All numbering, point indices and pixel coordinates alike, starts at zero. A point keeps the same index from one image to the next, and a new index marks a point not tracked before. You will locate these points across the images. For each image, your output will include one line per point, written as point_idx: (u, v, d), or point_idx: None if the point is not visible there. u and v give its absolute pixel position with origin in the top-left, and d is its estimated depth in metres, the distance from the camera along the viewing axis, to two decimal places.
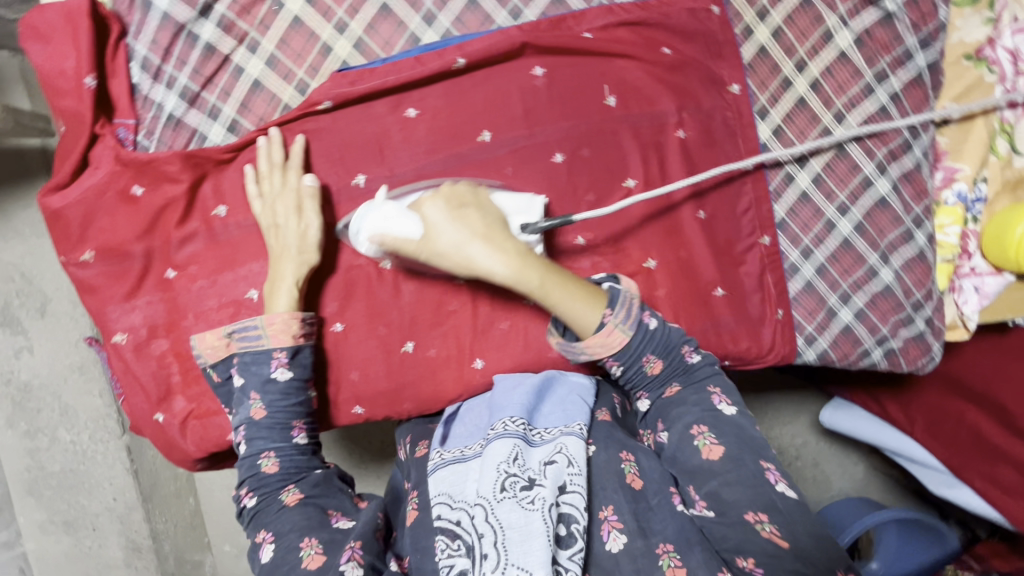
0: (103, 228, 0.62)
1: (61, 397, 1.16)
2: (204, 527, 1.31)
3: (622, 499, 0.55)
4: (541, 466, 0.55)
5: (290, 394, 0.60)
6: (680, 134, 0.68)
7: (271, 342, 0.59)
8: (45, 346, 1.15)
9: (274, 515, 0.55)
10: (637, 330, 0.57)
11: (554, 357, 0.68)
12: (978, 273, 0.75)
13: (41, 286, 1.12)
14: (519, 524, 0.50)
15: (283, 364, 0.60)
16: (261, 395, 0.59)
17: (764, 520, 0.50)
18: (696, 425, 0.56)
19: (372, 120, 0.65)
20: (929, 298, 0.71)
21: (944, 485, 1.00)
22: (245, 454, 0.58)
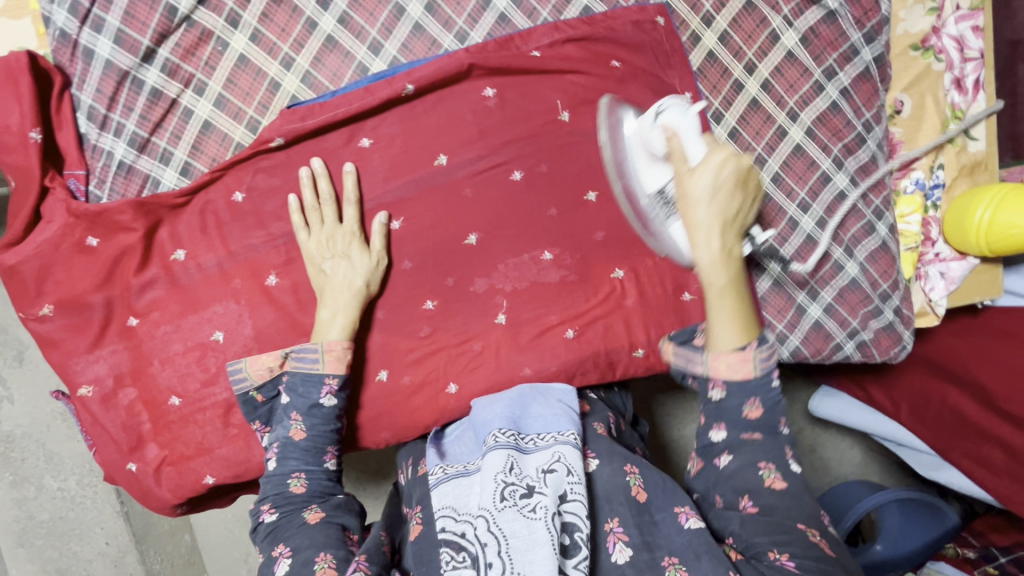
0: (60, 280, 0.61)
1: (45, 445, 1.15)
2: (202, 563, 1.29)
3: (627, 511, 0.54)
4: (539, 473, 0.53)
5: (333, 420, 0.58)
6: None
7: (325, 368, 0.59)
8: (24, 395, 1.13)
9: (295, 530, 0.52)
10: (763, 379, 0.52)
11: (528, 375, 0.68)
12: (943, 258, 0.75)
13: (17, 334, 1.11)
14: (522, 533, 0.47)
15: (332, 391, 0.58)
16: (304, 417, 0.57)
17: (815, 530, 0.50)
18: (766, 461, 0.53)
19: (327, 152, 0.64)
20: (895, 288, 0.72)
21: (932, 467, 1.02)
22: (271, 472, 0.56)
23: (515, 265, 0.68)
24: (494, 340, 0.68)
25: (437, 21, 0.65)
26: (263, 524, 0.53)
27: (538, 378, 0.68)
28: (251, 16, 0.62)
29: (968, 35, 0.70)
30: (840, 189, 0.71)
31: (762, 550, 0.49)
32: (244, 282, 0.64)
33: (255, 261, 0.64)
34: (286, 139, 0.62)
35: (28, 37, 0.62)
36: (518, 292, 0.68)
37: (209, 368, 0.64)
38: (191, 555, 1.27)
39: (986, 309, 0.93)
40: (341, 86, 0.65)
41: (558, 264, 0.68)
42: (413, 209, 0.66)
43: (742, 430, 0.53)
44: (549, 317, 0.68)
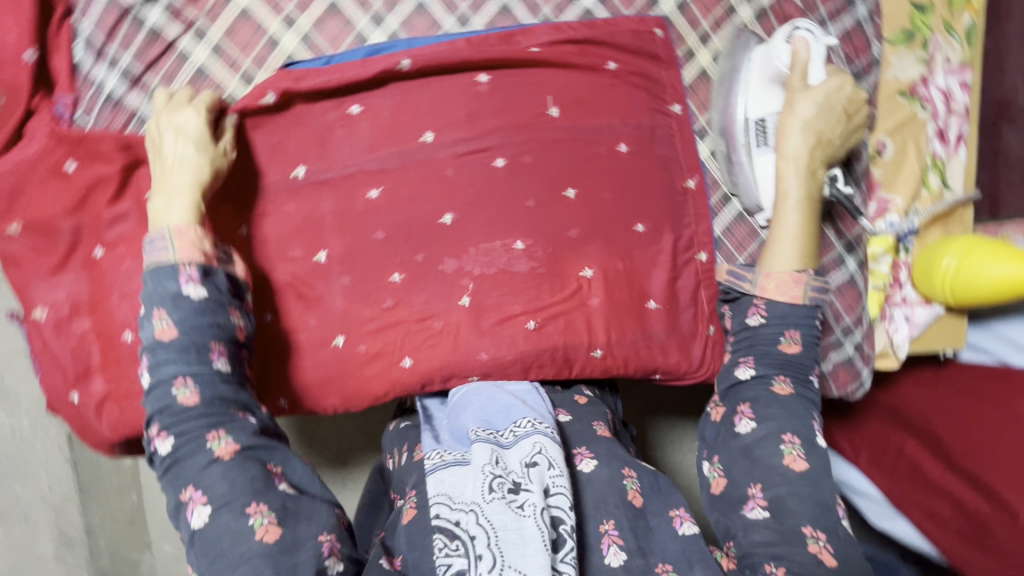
0: (32, 201, 0.62)
1: (3, 381, 1.14)
2: (144, 526, 1.24)
3: (622, 515, 0.58)
4: (524, 468, 0.56)
5: (202, 313, 0.54)
6: (621, 148, 0.70)
7: (179, 255, 0.55)
8: None
9: (203, 467, 0.50)
10: (809, 307, 0.59)
11: (483, 360, 0.68)
12: (909, 302, 0.76)
13: None
14: (512, 527, 0.51)
15: (195, 280, 0.55)
16: (169, 312, 0.53)
17: (821, 537, 0.48)
18: (789, 433, 0.52)
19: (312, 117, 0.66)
20: (858, 323, 0.73)
21: (884, 516, 1.01)
22: (151, 403, 0.53)
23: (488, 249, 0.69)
24: (455, 320, 0.68)
25: (441, 3, 0.67)
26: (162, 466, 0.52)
27: (493, 364, 0.68)
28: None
29: (952, 90, 0.74)
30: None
31: (758, 562, 0.49)
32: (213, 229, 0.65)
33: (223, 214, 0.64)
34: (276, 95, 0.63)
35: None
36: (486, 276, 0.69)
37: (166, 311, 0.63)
38: (134, 515, 1.23)
39: (951, 362, 0.94)
40: (339, 52, 0.66)
41: (529, 254, 0.69)
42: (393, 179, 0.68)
43: (772, 389, 0.56)
44: (513, 305, 0.69)
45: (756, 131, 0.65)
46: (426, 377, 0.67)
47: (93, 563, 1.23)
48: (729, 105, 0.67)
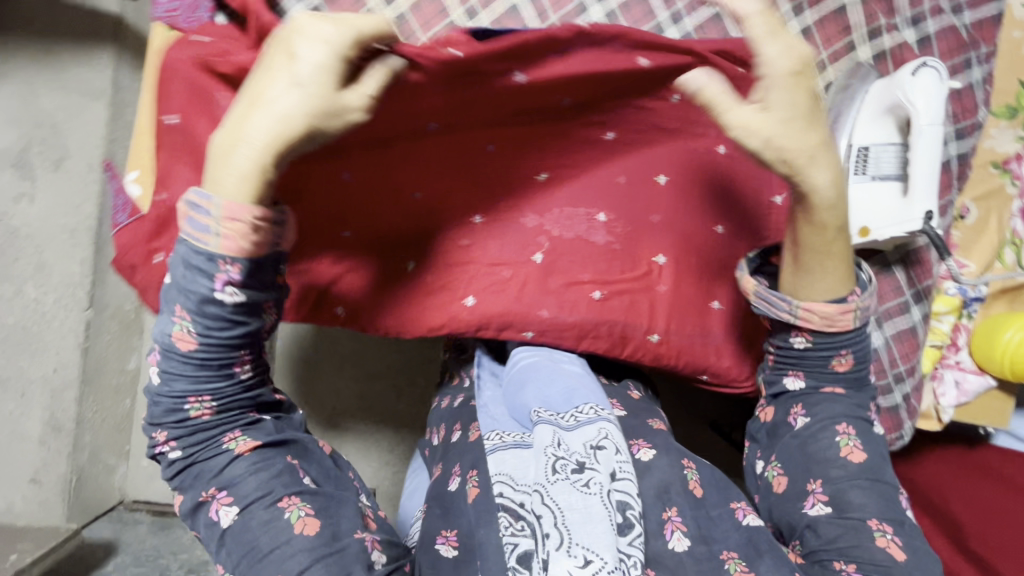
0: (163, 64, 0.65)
1: (41, 253, 1.21)
2: (129, 435, 1.30)
3: (684, 503, 0.59)
4: (589, 449, 0.57)
5: (230, 321, 0.52)
6: (719, 150, 0.71)
7: (220, 245, 0.49)
8: (46, 197, 1.22)
9: (224, 465, 0.54)
10: (859, 327, 0.61)
11: (542, 317, 0.68)
12: (962, 367, 0.76)
13: (66, 141, 1.21)
14: (579, 506, 0.52)
15: (233, 282, 0.50)
16: (195, 317, 0.51)
17: (886, 529, 0.55)
18: (845, 425, 0.60)
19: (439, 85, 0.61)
20: (911, 373, 0.73)
21: None
22: (164, 410, 0.54)
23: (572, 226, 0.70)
24: (524, 273, 0.69)
25: None
26: (177, 471, 0.55)
27: (552, 324, 0.68)
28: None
29: None
30: (886, 261, 0.72)
31: (827, 560, 0.55)
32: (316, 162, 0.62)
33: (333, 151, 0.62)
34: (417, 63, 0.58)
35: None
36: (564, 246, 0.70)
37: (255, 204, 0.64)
38: (122, 421, 1.28)
39: (983, 443, 0.94)
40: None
41: (609, 229, 0.70)
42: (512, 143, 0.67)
43: (824, 389, 0.62)
44: (582, 273, 0.69)
45: (858, 158, 0.67)
46: (484, 320, 0.68)
47: (72, 458, 1.20)
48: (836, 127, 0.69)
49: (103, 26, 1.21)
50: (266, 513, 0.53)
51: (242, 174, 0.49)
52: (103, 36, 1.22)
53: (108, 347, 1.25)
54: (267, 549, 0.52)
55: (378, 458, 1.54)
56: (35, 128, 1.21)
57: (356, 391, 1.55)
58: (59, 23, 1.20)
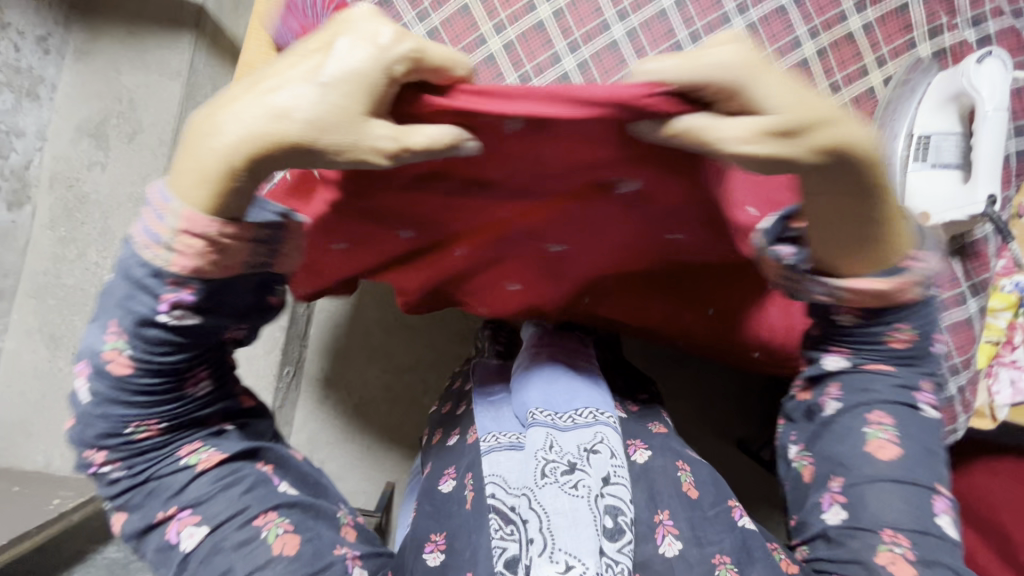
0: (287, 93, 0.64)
1: (105, 219, 1.28)
2: None
3: (677, 506, 0.66)
4: (582, 452, 0.62)
5: (175, 342, 0.48)
6: None
7: (172, 244, 0.44)
8: (114, 167, 1.28)
9: (178, 486, 0.52)
10: (918, 300, 0.54)
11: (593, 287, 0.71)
12: (1018, 366, 0.76)
13: (140, 115, 1.28)
14: (565, 509, 0.56)
15: (183, 302, 0.46)
16: (130, 338, 0.47)
17: (900, 543, 0.54)
18: (879, 414, 0.57)
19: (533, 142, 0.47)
20: (966, 366, 0.72)
21: None
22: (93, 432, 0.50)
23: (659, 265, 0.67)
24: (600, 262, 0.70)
25: None
26: (121, 496, 0.52)
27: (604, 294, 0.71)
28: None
29: None
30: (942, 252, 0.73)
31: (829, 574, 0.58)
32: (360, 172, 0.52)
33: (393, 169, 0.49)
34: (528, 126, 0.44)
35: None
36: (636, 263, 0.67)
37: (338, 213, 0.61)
38: None
39: None
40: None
41: None
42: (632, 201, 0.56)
43: (871, 371, 0.58)
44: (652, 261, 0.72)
45: (918, 146, 0.71)
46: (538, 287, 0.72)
47: None
48: (895, 117, 0.72)
49: (187, 11, 1.29)
50: (240, 531, 0.53)
51: (209, 174, 0.42)
52: (185, 21, 1.29)
53: None
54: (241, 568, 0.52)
55: (396, 449, 1.54)
56: (113, 102, 1.28)
57: (384, 383, 1.55)
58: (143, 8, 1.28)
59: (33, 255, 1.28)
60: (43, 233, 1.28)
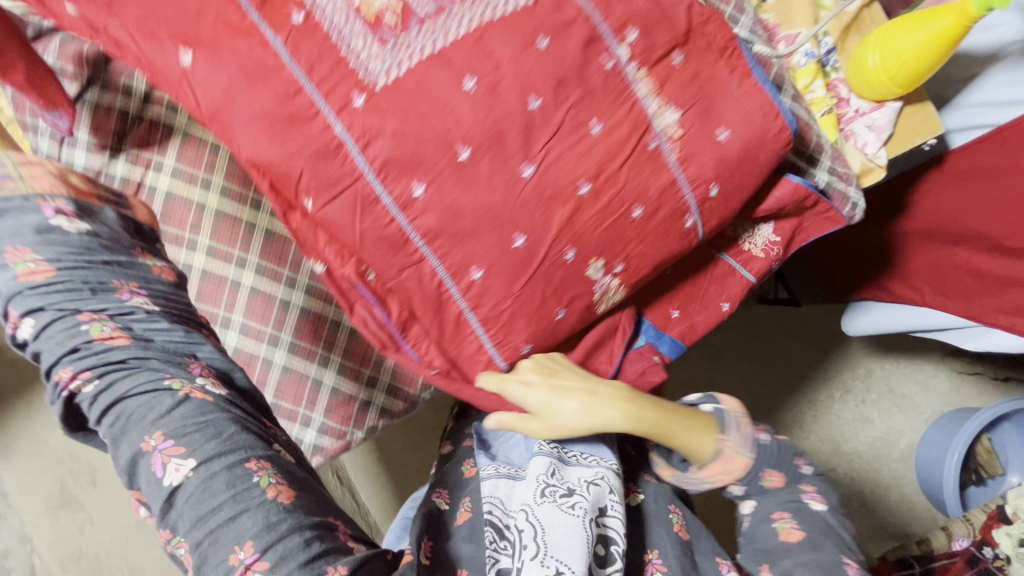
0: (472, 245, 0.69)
1: (127, 557, 1.38)
2: None
3: (667, 550, 0.76)
4: (583, 482, 0.74)
5: (87, 250, 0.58)
6: (568, 254, 0.72)
7: (26, 181, 0.58)
8: (102, 515, 1.40)
9: (125, 375, 0.57)
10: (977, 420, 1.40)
11: (426, 140, 0.63)
12: (864, 112, 0.88)
13: (88, 459, 1.41)
14: (559, 523, 0.67)
15: (67, 215, 0.58)
16: (38, 244, 0.56)
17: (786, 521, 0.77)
18: (779, 513, 0.78)
19: (431, 175, 0.65)
20: (822, 151, 0.85)
21: (973, 338, 0.99)
22: (90, 282, 0.58)
23: (508, 268, 0.71)
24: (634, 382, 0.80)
25: None
26: (100, 354, 0.56)
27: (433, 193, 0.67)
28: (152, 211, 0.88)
29: None
30: None
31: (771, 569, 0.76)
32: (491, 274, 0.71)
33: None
34: (534, 164, 0.67)
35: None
36: (503, 296, 0.73)
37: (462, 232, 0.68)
38: None
39: (950, 154, 0.95)
40: None
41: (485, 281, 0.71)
42: (591, 259, 0.74)
43: (767, 483, 0.80)
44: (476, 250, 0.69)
45: None
46: None
47: None
48: None
49: None
50: (223, 475, 0.54)
51: None
52: None
53: None
54: (210, 506, 0.53)
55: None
56: (58, 465, 1.40)
57: None
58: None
59: None
60: None
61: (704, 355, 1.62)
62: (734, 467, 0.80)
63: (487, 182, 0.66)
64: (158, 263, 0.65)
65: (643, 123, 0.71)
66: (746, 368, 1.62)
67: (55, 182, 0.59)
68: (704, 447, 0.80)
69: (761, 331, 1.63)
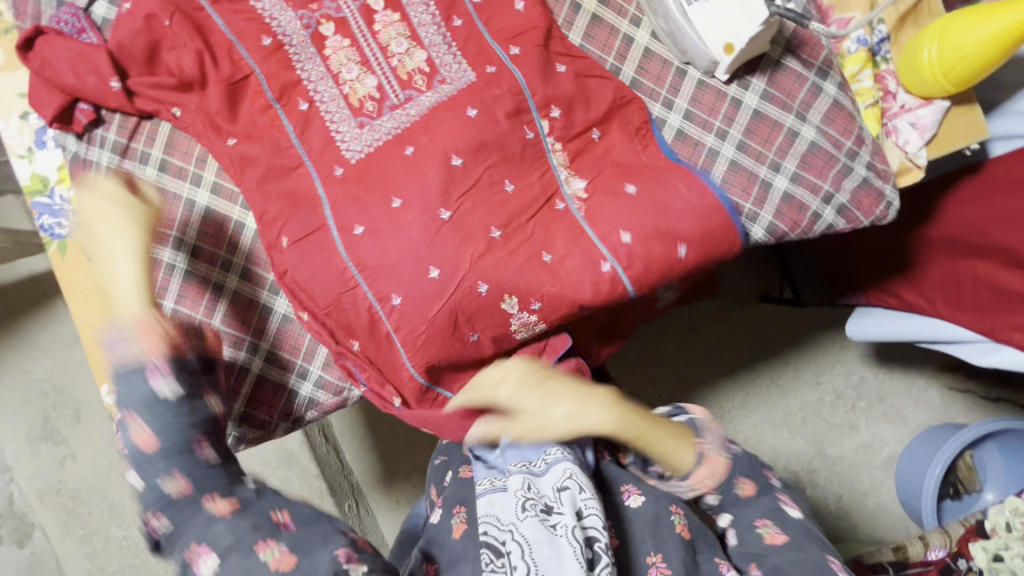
0: (399, 271, 0.84)
1: (107, 495, 1.38)
2: None
3: (671, 551, 0.71)
4: (556, 491, 0.72)
5: (178, 412, 0.61)
6: (482, 289, 0.84)
7: (136, 341, 0.64)
8: (83, 450, 1.38)
9: (188, 516, 0.59)
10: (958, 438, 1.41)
11: (386, 192, 0.84)
12: (910, 108, 0.91)
13: (72, 394, 1.38)
14: (545, 540, 0.66)
15: (165, 376, 0.62)
16: (139, 412, 0.60)
17: (768, 525, 0.76)
18: (762, 519, 0.77)
19: (371, 221, 0.84)
20: (862, 145, 0.88)
21: (984, 353, 0.98)
22: (178, 443, 0.60)
23: (426, 297, 0.84)
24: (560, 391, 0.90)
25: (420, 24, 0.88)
26: (171, 512, 0.59)
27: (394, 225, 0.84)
28: (150, 175, 0.90)
29: None
30: (774, 61, 0.89)
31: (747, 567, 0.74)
32: (421, 293, 0.84)
33: (385, 87, 0.86)
34: (451, 210, 0.84)
35: (24, 104, 0.96)
36: (421, 317, 0.85)
37: (388, 259, 0.84)
38: None
39: (987, 163, 0.96)
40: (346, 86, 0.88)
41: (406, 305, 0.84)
42: (506, 294, 0.85)
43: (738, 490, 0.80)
44: (414, 270, 0.84)
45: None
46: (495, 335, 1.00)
47: None
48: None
49: (47, 285, 1.39)
50: (236, 558, 0.56)
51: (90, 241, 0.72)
52: (50, 295, 1.38)
53: None
54: None
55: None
56: (42, 398, 1.38)
57: None
58: (27, 299, 1.38)
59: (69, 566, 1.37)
60: (65, 542, 1.37)
61: (698, 346, 1.61)
62: (716, 467, 0.79)
63: (413, 231, 0.83)
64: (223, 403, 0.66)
65: (553, 188, 0.89)
66: (738, 362, 1.61)
67: (160, 335, 0.64)
68: (682, 455, 0.79)
69: (759, 329, 1.62)
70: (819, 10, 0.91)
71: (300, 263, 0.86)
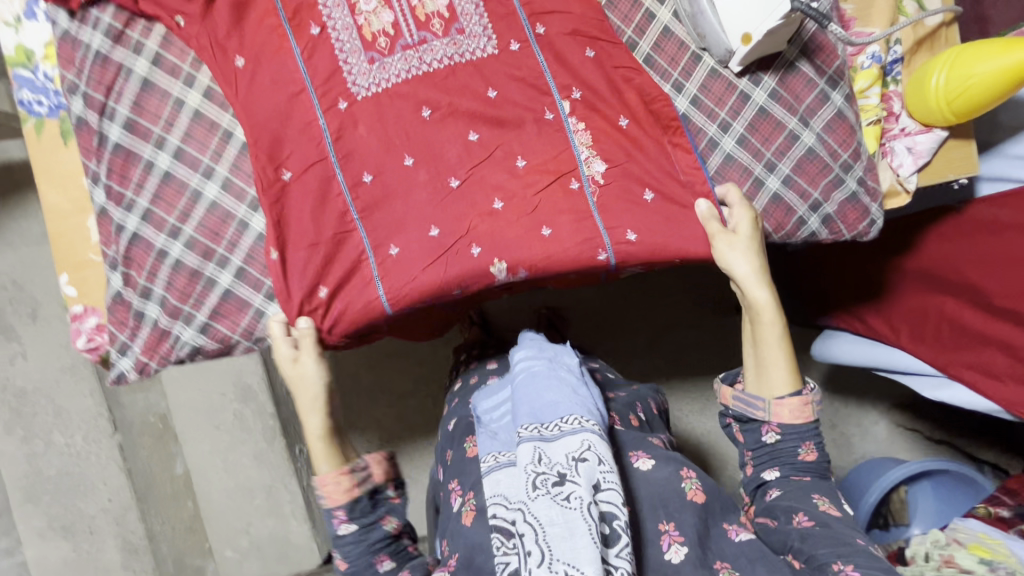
0: (394, 215, 0.89)
1: (54, 400, 1.36)
2: (203, 533, 1.46)
3: (678, 523, 0.78)
4: (572, 460, 0.76)
5: (359, 542, 0.85)
6: (475, 249, 0.88)
7: (331, 497, 0.85)
8: (36, 351, 1.35)
9: None
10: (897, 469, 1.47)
11: (393, 138, 0.88)
12: (909, 133, 0.93)
13: (32, 291, 1.35)
14: (560, 520, 0.70)
15: (345, 517, 0.85)
16: (339, 550, 0.85)
17: (824, 499, 0.80)
18: (818, 493, 0.81)
19: (377, 168, 0.89)
20: (857, 158, 0.90)
21: (934, 388, 1.01)
22: (367, 562, 0.85)
23: (418, 248, 0.88)
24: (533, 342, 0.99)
25: None
26: None
27: (401, 170, 0.88)
28: (141, 68, 0.88)
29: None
30: (788, 61, 0.89)
31: (787, 521, 0.79)
32: (415, 242, 0.88)
33: (402, 26, 0.87)
34: (460, 179, 0.89)
35: None
36: (416, 269, 0.88)
37: (392, 203, 0.89)
38: (193, 522, 1.45)
39: (970, 204, 1.00)
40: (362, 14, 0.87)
41: (403, 252, 0.89)
42: (495, 258, 0.88)
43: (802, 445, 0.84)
44: (411, 225, 0.89)
45: None
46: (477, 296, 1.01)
47: (160, 568, 1.42)
48: None
49: (21, 175, 1.34)
50: None
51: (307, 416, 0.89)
52: (24, 186, 1.34)
53: (146, 460, 1.42)
54: None
55: (432, 439, 1.77)
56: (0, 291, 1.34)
57: (395, 412, 1.77)
58: None
59: (6, 466, 1.35)
60: (4, 440, 1.35)
61: (670, 346, 1.63)
62: (791, 410, 0.84)
63: (419, 187, 0.89)
64: (390, 523, 0.88)
65: (570, 167, 0.89)
66: (700, 367, 1.63)
67: (345, 486, 0.85)
68: (771, 384, 0.85)
69: (725, 339, 1.64)
70: (842, 19, 0.92)
71: (298, 202, 0.88)
